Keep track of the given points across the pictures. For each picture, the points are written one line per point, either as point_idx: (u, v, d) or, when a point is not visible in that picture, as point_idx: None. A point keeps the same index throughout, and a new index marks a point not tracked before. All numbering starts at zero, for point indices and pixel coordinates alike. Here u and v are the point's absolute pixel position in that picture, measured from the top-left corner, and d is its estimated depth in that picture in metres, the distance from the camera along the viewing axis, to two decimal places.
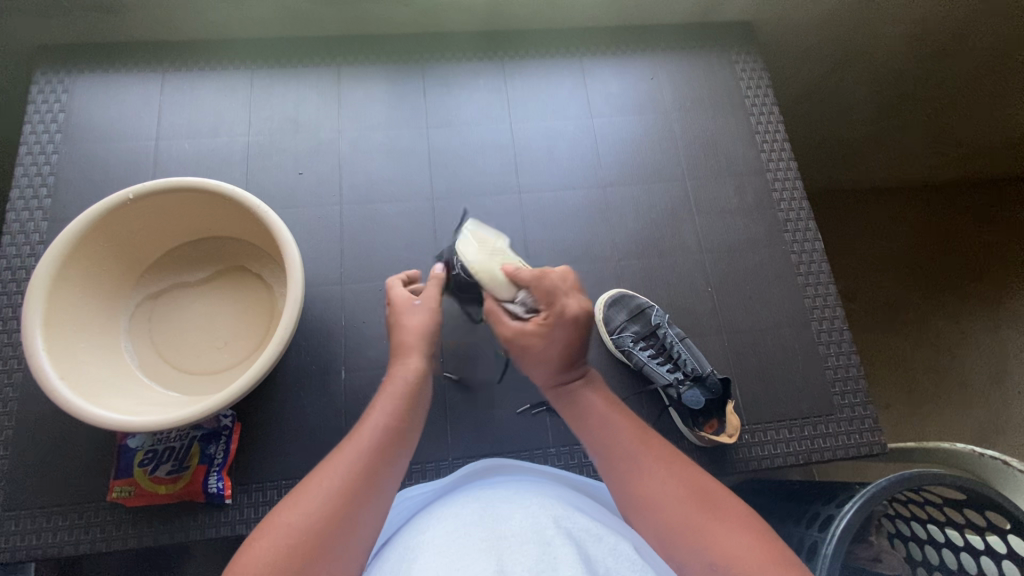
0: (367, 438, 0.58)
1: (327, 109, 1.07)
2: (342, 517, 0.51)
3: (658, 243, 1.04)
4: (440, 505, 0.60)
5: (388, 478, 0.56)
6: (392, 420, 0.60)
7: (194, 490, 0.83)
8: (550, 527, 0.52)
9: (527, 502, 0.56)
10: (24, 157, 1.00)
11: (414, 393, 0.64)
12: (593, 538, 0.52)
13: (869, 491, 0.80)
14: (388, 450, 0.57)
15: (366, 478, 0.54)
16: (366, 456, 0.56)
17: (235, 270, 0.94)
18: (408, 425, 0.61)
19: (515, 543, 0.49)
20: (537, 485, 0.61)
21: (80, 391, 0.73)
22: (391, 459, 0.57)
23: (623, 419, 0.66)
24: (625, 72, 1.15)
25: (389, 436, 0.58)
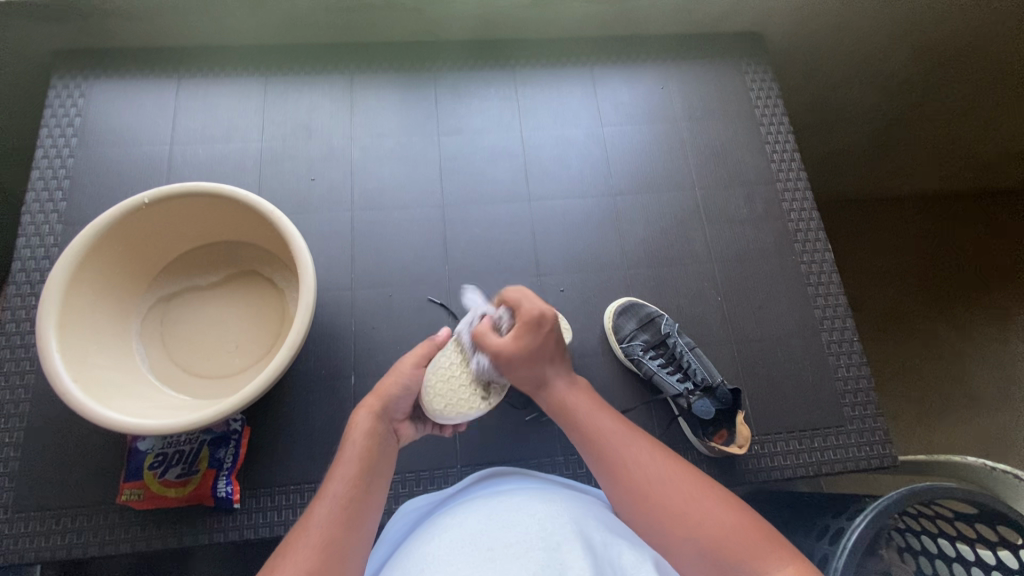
0: (328, 512, 0.57)
1: (340, 116, 1.08)
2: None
3: (667, 251, 1.04)
4: (447, 513, 0.59)
5: (353, 554, 0.55)
6: (352, 485, 0.60)
7: (203, 494, 0.83)
8: (556, 535, 0.51)
9: (533, 508, 0.55)
10: (40, 161, 1.01)
11: (375, 454, 0.65)
12: (600, 547, 0.51)
13: (880, 504, 0.80)
14: (349, 524, 0.57)
15: (331, 557, 0.53)
16: (328, 534, 0.55)
17: (246, 275, 0.95)
18: (371, 490, 0.61)
19: (519, 551, 0.49)
20: (545, 492, 0.61)
21: (92, 394, 0.73)
22: (356, 532, 0.57)
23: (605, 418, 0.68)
24: (635, 81, 1.15)
25: (349, 507, 0.58)
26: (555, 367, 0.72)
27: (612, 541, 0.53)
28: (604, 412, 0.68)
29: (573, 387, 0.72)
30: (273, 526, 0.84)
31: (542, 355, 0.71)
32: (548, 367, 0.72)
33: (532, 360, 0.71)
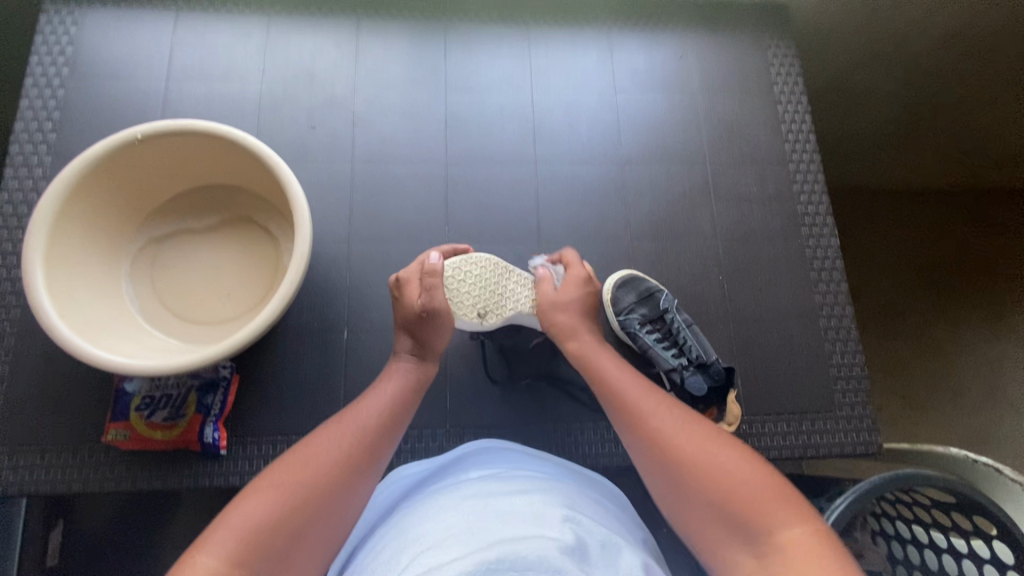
0: (370, 419, 0.65)
1: (345, 63, 1.04)
2: (339, 486, 0.57)
3: (672, 226, 1.02)
4: (438, 493, 0.58)
5: (379, 458, 0.63)
6: (393, 403, 0.68)
7: (190, 439, 0.83)
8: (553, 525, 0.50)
9: (533, 498, 0.54)
10: (30, 89, 0.97)
11: (416, 386, 0.71)
12: (596, 543, 0.51)
13: (861, 487, 0.80)
14: (387, 430, 0.65)
15: (366, 458, 0.61)
16: (366, 434, 0.63)
17: (241, 221, 0.92)
18: (405, 411, 0.69)
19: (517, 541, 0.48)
20: (539, 478, 0.60)
21: (78, 332, 0.72)
22: (387, 441, 0.65)
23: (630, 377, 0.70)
24: (653, 48, 1.11)
25: (386, 423, 0.66)
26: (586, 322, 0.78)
27: (608, 541, 0.52)
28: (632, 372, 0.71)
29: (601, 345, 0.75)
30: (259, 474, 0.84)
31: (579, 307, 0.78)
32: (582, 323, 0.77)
33: (569, 309, 0.78)
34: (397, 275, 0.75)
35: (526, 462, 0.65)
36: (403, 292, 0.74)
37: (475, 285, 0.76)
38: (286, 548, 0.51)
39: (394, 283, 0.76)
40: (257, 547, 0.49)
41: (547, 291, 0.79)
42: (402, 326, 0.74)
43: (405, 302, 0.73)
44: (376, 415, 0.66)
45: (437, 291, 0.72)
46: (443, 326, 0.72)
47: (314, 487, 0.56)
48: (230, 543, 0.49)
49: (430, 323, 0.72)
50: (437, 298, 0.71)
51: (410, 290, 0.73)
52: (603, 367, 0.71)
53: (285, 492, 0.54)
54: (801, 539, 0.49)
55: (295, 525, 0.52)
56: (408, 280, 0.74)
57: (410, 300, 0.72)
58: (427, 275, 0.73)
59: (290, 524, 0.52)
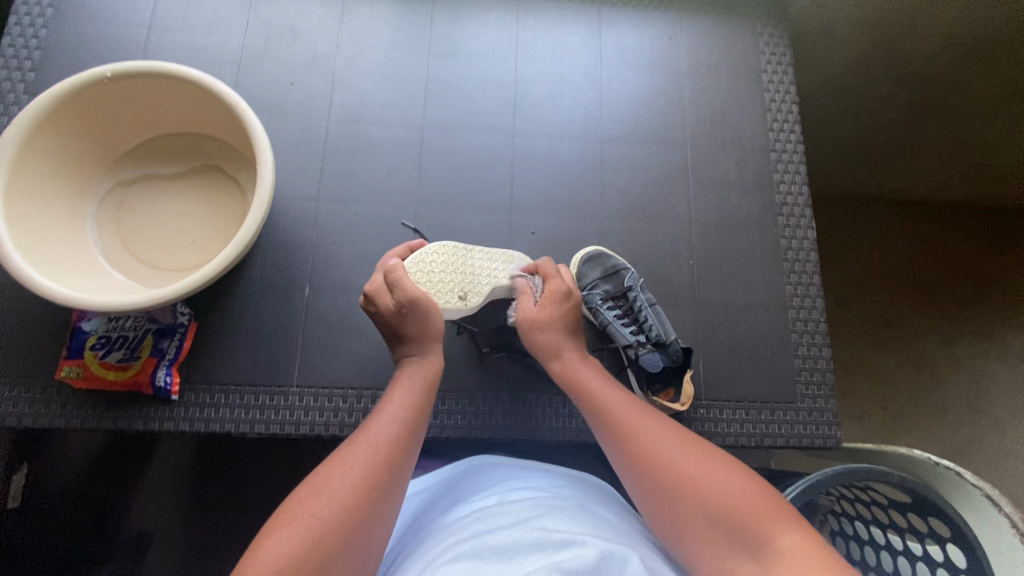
0: (385, 431, 0.62)
1: (328, 22, 1.03)
2: (361, 514, 0.54)
3: (646, 207, 1.01)
4: (442, 534, 0.58)
5: (402, 469, 0.60)
6: (405, 413, 0.64)
7: (142, 381, 0.83)
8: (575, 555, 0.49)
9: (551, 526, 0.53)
10: (12, 27, 0.97)
11: (425, 393, 0.67)
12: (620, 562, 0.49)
13: (812, 478, 0.80)
14: (404, 442, 0.62)
15: (387, 477, 0.58)
16: (382, 450, 0.59)
17: (212, 171, 0.92)
18: (420, 419, 0.65)
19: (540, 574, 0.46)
20: (536, 501, 0.60)
21: (32, 262, 0.72)
22: (405, 449, 0.61)
23: (617, 391, 0.69)
24: (643, 28, 1.10)
25: (401, 432, 0.62)
26: (569, 341, 0.76)
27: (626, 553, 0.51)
28: (615, 384, 0.70)
29: (578, 357, 0.74)
30: (208, 422, 0.84)
31: (563, 325, 0.77)
32: (567, 342, 0.76)
33: (553, 327, 0.76)
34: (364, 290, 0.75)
35: (520, 484, 0.66)
36: (376, 302, 0.73)
37: (444, 271, 0.78)
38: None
39: (364, 300, 0.75)
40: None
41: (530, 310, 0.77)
42: (389, 332, 0.74)
43: (382, 311, 0.73)
44: (389, 429, 0.62)
45: (403, 281, 0.72)
46: (427, 306, 0.72)
47: (333, 520, 0.53)
48: None
49: (413, 314, 0.71)
50: (409, 287, 0.72)
51: (381, 297, 0.73)
52: (585, 383, 0.71)
53: (302, 529, 0.51)
54: (798, 543, 0.50)
55: (318, 566, 0.50)
56: (374, 292, 0.74)
57: (384, 304, 0.72)
58: (389, 276, 0.74)
59: (312, 564, 0.50)
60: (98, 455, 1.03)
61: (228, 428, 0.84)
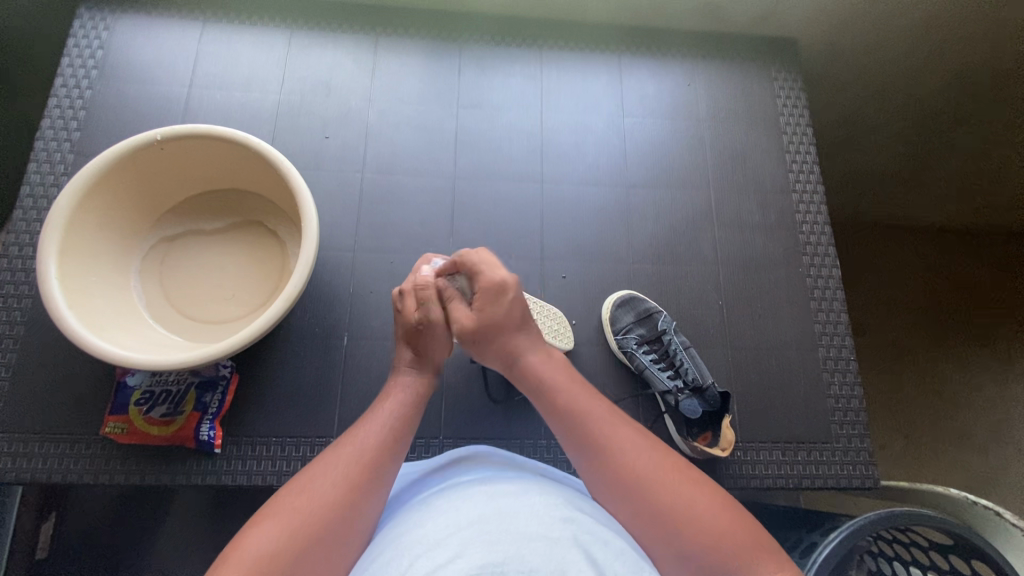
0: (373, 438, 0.63)
1: (361, 77, 1.07)
2: (340, 513, 0.55)
3: (674, 250, 1.03)
4: (433, 494, 0.59)
5: (386, 477, 0.61)
6: (394, 422, 0.65)
7: (185, 435, 0.84)
8: (556, 526, 0.50)
9: (535, 500, 0.54)
10: (58, 89, 1.01)
11: (413, 404, 0.68)
12: (601, 542, 0.50)
13: (856, 522, 0.80)
14: (390, 449, 0.62)
15: (369, 482, 0.59)
16: (368, 454, 0.60)
17: (251, 225, 0.94)
18: (407, 430, 0.66)
19: (523, 540, 0.48)
20: (529, 479, 0.60)
21: (83, 320, 0.74)
22: (392, 457, 0.62)
23: (586, 399, 0.65)
24: (661, 76, 1.14)
25: (389, 440, 0.63)
26: (523, 337, 0.72)
27: (609, 536, 0.52)
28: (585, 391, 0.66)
29: (548, 359, 0.70)
30: (251, 475, 0.85)
31: (512, 324, 0.71)
32: (519, 340, 0.71)
33: (500, 331, 0.71)
34: (397, 289, 0.75)
35: (511, 466, 0.65)
36: (401, 305, 0.74)
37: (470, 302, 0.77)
38: None
39: (395, 296, 0.75)
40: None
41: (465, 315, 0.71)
42: (402, 337, 0.74)
43: (404, 314, 0.73)
44: (377, 435, 0.63)
45: (432, 303, 0.71)
46: (439, 335, 0.73)
47: (314, 518, 0.54)
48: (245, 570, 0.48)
49: (427, 335, 0.72)
50: (433, 313, 0.72)
51: (409, 303, 0.73)
52: (556, 387, 0.67)
53: (287, 520, 0.53)
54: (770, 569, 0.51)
55: (292, 558, 0.50)
56: (405, 294, 0.74)
57: (406, 313, 0.72)
58: (423, 287, 0.73)
59: (292, 557, 0.50)
60: (117, 506, 1.02)
61: (270, 481, 0.85)
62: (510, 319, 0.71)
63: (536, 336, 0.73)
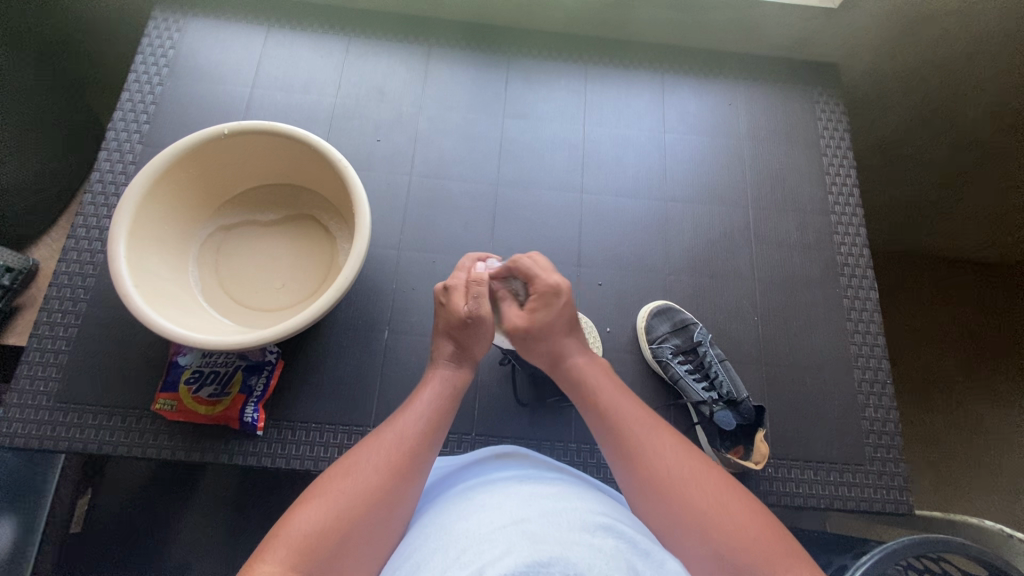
0: (411, 426, 0.64)
1: (412, 85, 1.12)
2: (382, 497, 0.57)
3: (710, 264, 1.04)
4: (475, 489, 0.60)
5: (423, 465, 0.62)
6: (432, 412, 0.67)
7: (230, 416, 0.87)
8: (599, 533, 0.50)
9: (576, 505, 0.54)
10: (131, 84, 1.08)
11: (450, 397, 0.70)
12: (642, 552, 0.51)
13: (890, 546, 0.77)
14: (429, 437, 0.64)
15: (409, 468, 0.60)
16: (407, 442, 0.62)
17: (304, 219, 0.98)
18: (444, 420, 0.68)
19: (567, 542, 0.48)
20: (566, 482, 0.61)
21: (147, 299, 0.78)
22: (430, 446, 0.64)
23: (632, 403, 0.68)
24: (703, 95, 1.16)
25: (427, 430, 0.64)
26: (572, 341, 0.75)
27: (650, 548, 0.52)
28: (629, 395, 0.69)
29: (592, 362, 0.73)
30: (290, 459, 0.87)
31: (563, 326, 0.74)
32: (567, 343, 0.74)
33: (553, 331, 0.73)
34: (443, 283, 0.76)
35: (545, 468, 0.66)
36: (450, 299, 0.74)
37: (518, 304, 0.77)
38: (333, 560, 0.51)
39: (439, 290, 0.76)
40: (303, 556, 0.50)
41: (518, 316, 0.74)
42: (444, 331, 0.75)
43: (450, 308, 0.74)
44: (416, 423, 0.65)
45: (483, 299, 0.73)
46: (487, 332, 0.73)
47: (356, 500, 0.55)
48: (292, 548, 0.50)
49: (473, 331, 0.73)
50: (484, 309, 0.72)
51: (457, 298, 0.74)
52: (601, 387, 0.70)
53: (330, 501, 0.55)
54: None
55: (339, 536, 0.52)
56: (453, 288, 0.75)
57: (455, 306, 0.73)
58: (474, 283, 0.74)
59: (334, 537, 0.52)
60: (153, 484, 1.05)
61: (307, 465, 0.87)
62: (557, 321, 0.73)
63: (583, 339, 0.76)
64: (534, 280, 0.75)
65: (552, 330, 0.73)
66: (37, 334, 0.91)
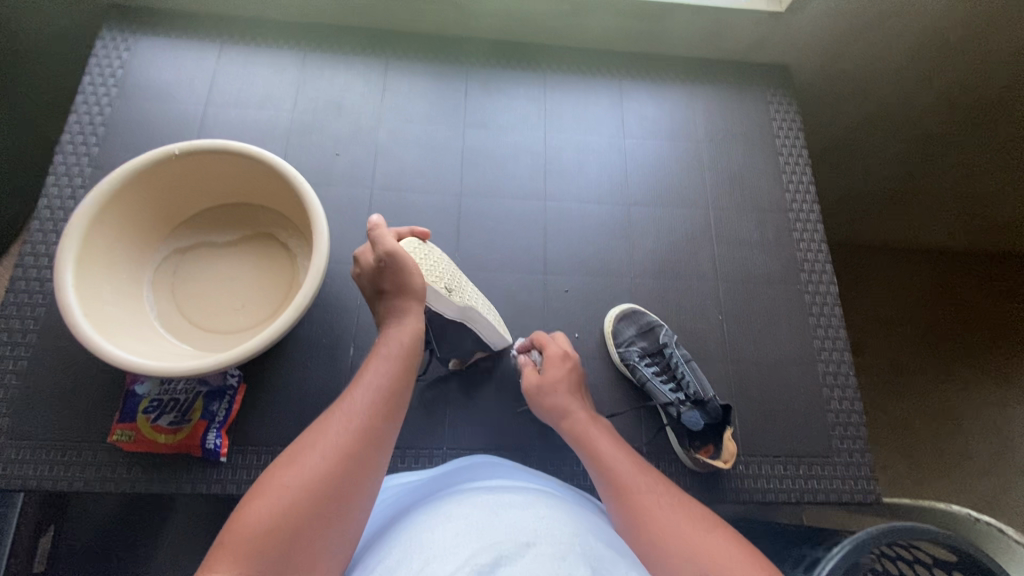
0: (362, 405, 0.62)
1: (371, 98, 1.11)
2: (335, 481, 0.54)
3: (675, 266, 1.05)
4: (443, 499, 0.60)
5: (380, 444, 0.60)
6: (383, 388, 0.64)
7: (192, 444, 0.85)
8: (565, 542, 0.50)
9: (545, 513, 0.54)
10: (79, 107, 1.05)
11: (404, 367, 0.67)
12: (606, 558, 0.50)
13: (858, 537, 0.78)
14: (382, 411, 0.62)
15: (363, 446, 0.58)
16: (357, 424, 0.60)
17: (263, 237, 0.97)
18: (398, 394, 0.65)
19: (531, 551, 0.48)
20: (539, 491, 0.61)
21: (97, 327, 0.75)
22: (384, 423, 0.61)
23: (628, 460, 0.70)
24: (661, 99, 1.18)
25: (379, 407, 0.62)
26: (578, 401, 0.79)
27: (614, 554, 0.51)
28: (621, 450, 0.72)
29: (590, 420, 0.77)
30: (256, 484, 0.85)
31: (568, 385, 0.81)
32: (574, 400, 0.79)
33: (559, 389, 0.80)
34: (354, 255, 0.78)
35: (521, 478, 0.66)
36: (361, 262, 0.76)
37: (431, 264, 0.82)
38: (285, 553, 0.48)
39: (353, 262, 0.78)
40: (254, 554, 0.47)
41: (534, 377, 0.82)
42: (375, 289, 0.75)
43: (366, 269, 0.76)
44: (366, 402, 0.62)
45: (381, 231, 0.75)
46: (406, 261, 0.73)
47: (307, 488, 0.52)
48: (240, 546, 0.47)
49: (392, 271, 0.73)
50: (385, 240, 0.74)
51: (365, 255, 0.76)
52: (599, 443, 0.73)
53: (278, 493, 0.51)
54: None
55: (291, 530, 0.49)
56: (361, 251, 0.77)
57: (366, 259, 0.75)
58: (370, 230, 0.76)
59: (285, 531, 0.49)
60: (114, 517, 1.01)
61: None
62: (573, 380, 0.82)
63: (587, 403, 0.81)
64: (547, 348, 0.86)
65: (557, 389, 0.80)
66: None
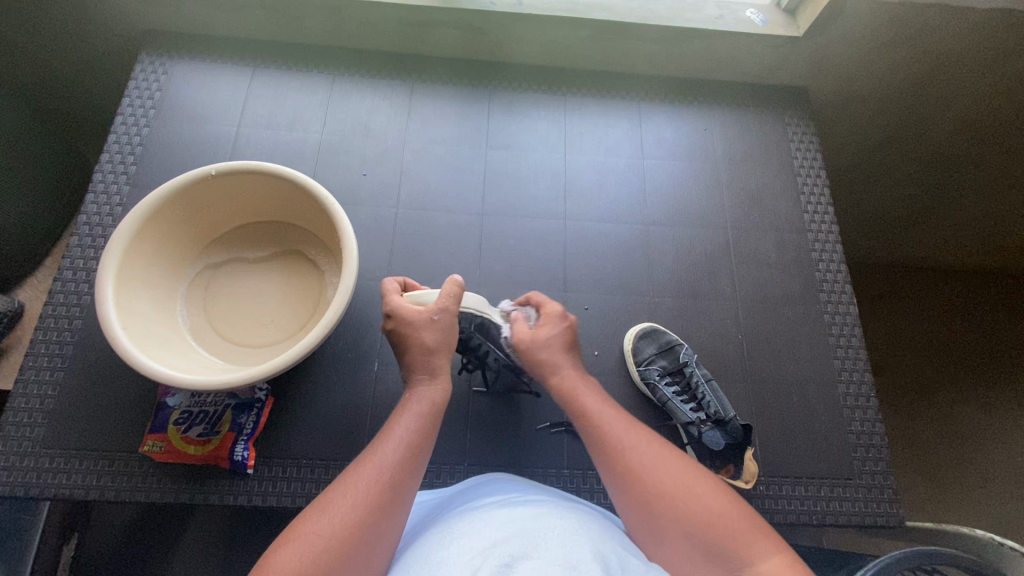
0: (391, 454, 0.63)
1: (397, 120, 1.14)
2: (360, 535, 0.56)
3: (694, 285, 1.06)
4: (458, 515, 0.61)
5: (404, 495, 0.61)
6: (413, 436, 0.66)
7: (220, 455, 0.87)
8: (578, 548, 0.52)
9: (557, 522, 0.56)
10: (118, 127, 1.09)
11: (432, 416, 0.68)
12: (620, 564, 0.52)
13: (882, 560, 0.77)
14: (410, 466, 0.63)
15: (388, 498, 0.60)
16: (386, 473, 0.61)
17: (291, 254, 0.99)
18: (425, 444, 0.66)
19: (545, 558, 0.49)
20: (550, 503, 0.62)
21: (134, 340, 0.78)
22: (411, 473, 0.63)
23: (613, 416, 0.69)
24: (679, 121, 1.20)
25: (407, 456, 0.64)
26: (569, 358, 0.76)
27: (628, 561, 0.53)
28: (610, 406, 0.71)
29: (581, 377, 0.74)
30: (281, 496, 0.87)
31: (562, 345, 0.76)
32: (565, 358, 0.75)
33: (552, 348, 0.75)
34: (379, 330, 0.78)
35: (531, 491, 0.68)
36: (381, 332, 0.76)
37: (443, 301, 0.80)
38: None
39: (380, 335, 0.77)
40: None
41: (525, 330, 0.76)
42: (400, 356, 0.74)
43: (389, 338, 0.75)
44: (397, 449, 0.64)
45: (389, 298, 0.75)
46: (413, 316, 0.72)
47: (336, 537, 0.55)
48: None
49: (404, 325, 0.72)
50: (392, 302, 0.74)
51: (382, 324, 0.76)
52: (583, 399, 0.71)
53: (308, 542, 0.54)
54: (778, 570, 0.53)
55: None
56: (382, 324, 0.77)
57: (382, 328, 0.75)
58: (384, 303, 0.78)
59: None
60: (138, 526, 1.03)
61: (298, 502, 0.87)
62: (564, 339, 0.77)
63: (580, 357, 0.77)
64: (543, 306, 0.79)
65: (550, 347, 0.75)
66: (23, 379, 0.91)
